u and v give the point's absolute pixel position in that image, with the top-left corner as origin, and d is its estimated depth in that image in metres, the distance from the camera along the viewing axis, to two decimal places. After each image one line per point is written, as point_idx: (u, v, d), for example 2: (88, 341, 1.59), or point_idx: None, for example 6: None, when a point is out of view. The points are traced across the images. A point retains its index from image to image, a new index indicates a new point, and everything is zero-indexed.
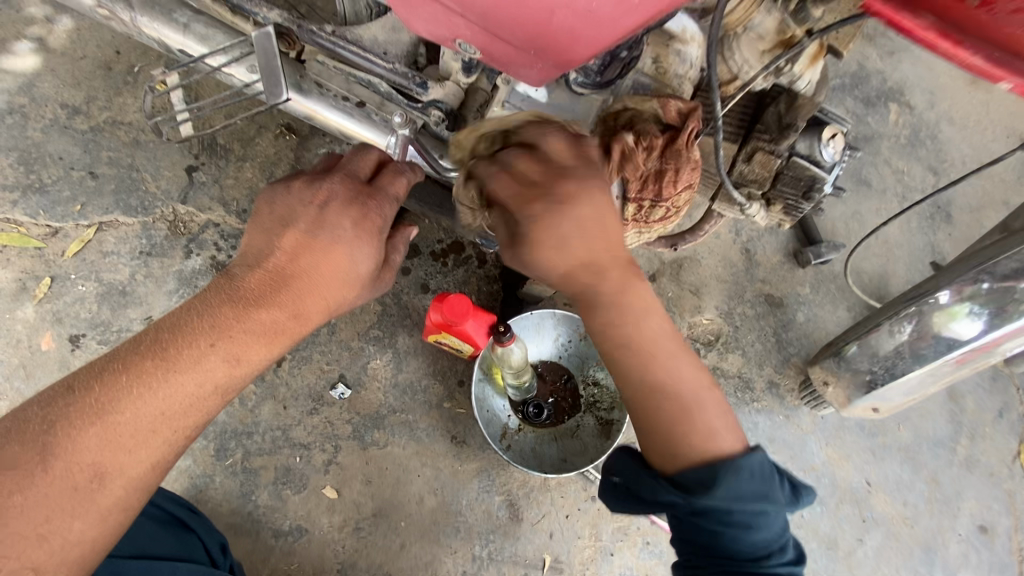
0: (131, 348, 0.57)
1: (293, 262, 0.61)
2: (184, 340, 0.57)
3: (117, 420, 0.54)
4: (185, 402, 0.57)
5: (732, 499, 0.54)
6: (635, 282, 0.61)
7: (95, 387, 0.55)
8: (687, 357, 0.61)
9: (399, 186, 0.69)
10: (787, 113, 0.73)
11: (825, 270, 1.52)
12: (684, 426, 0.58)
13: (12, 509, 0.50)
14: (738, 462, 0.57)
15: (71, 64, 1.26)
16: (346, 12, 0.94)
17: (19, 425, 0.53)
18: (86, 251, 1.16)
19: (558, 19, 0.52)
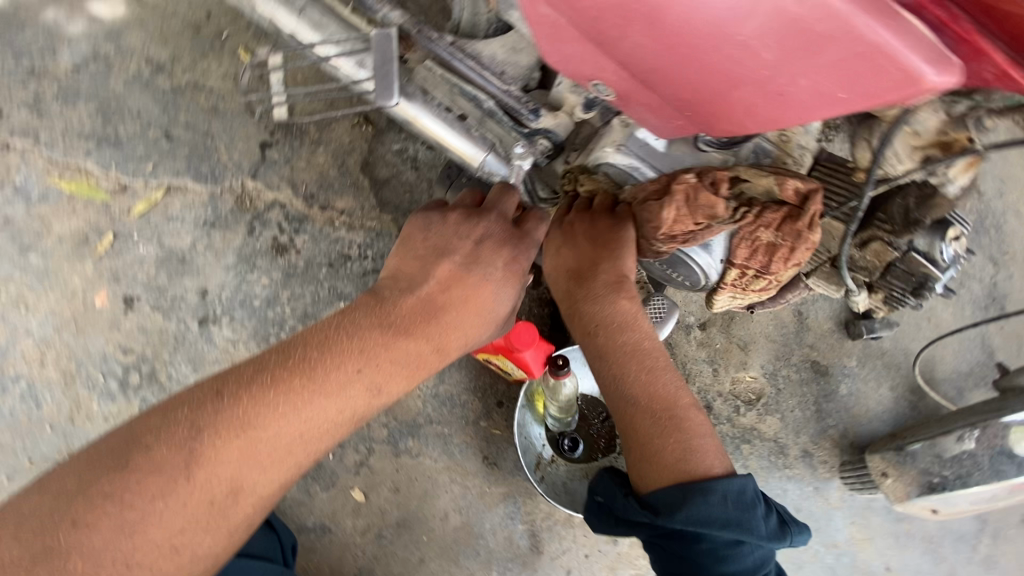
0: (279, 363, 0.61)
1: (439, 294, 0.68)
2: (332, 361, 0.62)
3: (259, 437, 0.58)
4: (320, 426, 0.61)
5: (700, 520, 0.62)
6: (622, 302, 0.74)
7: (246, 395, 0.59)
8: (668, 372, 0.72)
9: (535, 233, 0.75)
10: (916, 209, 0.70)
11: (875, 345, 1.49)
12: (662, 445, 0.66)
13: (157, 512, 0.54)
14: (712, 486, 0.63)
15: (161, 19, 1.23)
16: (462, 21, 0.92)
17: (171, 422, 0.57)
18: (152, 213, 1.15)
19: (741, 93, 0.50)
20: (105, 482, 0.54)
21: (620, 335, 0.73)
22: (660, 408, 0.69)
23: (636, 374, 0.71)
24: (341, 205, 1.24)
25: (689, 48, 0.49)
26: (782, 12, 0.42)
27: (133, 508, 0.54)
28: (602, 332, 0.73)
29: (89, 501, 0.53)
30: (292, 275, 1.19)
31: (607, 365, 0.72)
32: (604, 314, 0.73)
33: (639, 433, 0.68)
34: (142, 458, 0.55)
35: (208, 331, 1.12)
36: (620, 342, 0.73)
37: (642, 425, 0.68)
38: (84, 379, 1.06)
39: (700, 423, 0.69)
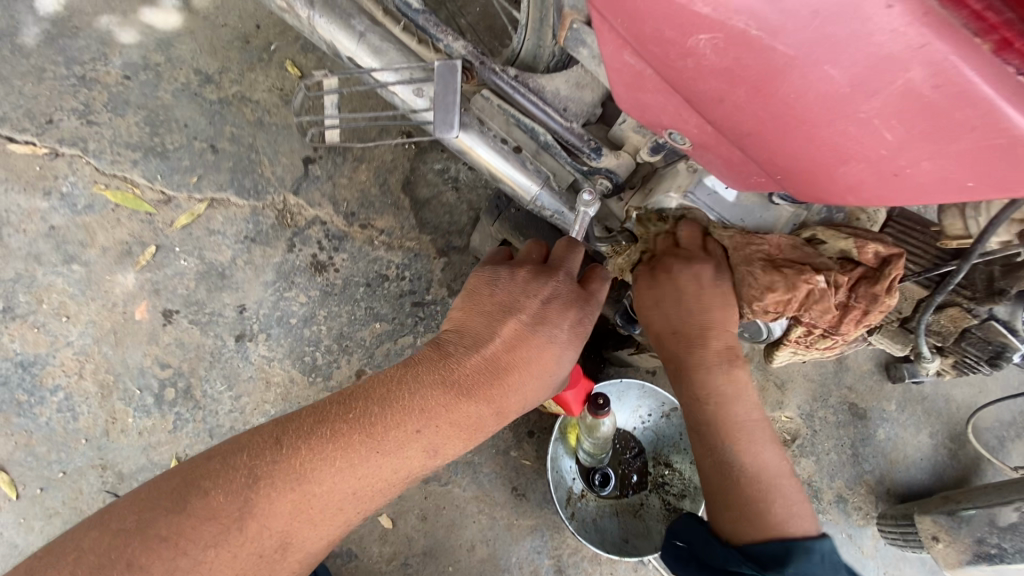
0: (340, 416, 0.58)
1: (504, 355, 0.63)
2: (393, 419, 0.59)
3: (313, 492, 0.56)
4: (373, 485, 0.58)
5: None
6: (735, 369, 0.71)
7: (302, 448, 0.56)
8: (773, 446, 0.71)
9: (601, 296, 0.69)
10: (1000, 278, 0.68)
11: (915, 389, 1.45)
12: (765, 508, 0.66)
13: (207, 562, 0.52)
14: (813, 545, 0.63)
15: (212, 30, 1.23)
16: (524, 51, 0.89)
17: (231, 466, 0.55)
18: (194, 226, 1.14)
19: (844, 170, 0.48)
20: (162, 525, 0.52)
21: (725, 405, 0.70)
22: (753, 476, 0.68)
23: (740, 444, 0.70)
24: (381, 223, 1.23)
25: (797, 117, 0.46)
26: (915, 92, 0.39)
27: (186, 557, 0.52)
28: (713, 402, 0.71)
29: (145, 544, 0.51)
30: (330, 294, 1.17)
31: (713, 434, 0.71)
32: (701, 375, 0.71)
33: (743, 492, 0.67)
34: (201, 502, 0.53)
35: (244, 347, 1.11)
36: (718, 408, 0.71)
37: (744, 486, 0.67)
38: (121, 392, 1.05)
39: (799, 495, 0.68)
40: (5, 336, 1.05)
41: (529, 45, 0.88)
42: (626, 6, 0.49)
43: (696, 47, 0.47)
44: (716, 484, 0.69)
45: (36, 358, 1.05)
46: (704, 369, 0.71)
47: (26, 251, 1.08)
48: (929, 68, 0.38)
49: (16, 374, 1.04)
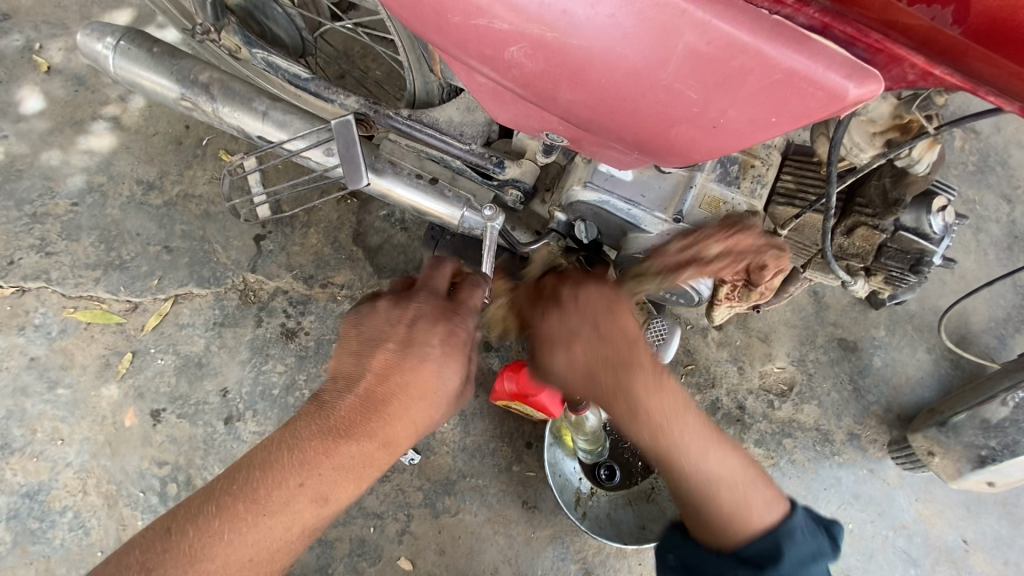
0: (225, 490, 0.64)
1: (380, 384, 0.68)
2: (275, 480, 0.64)
3: (209, 568, 0.60)
4: (269, 543, 0.63)
5: (798, 564, 0.61)
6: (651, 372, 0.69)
7: (192, 527, 0.62)
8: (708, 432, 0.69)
9: (470, 302, 0.75)
10: (893, 189, 0.70)
11: (901, 309, 1.44)
12: (733, 510, 0.64)
13: None
14: (792, 525, 0.64)
15: (145, 140, 1.31)
16: (417, 91, 0.94)
17: (124, 566, 0.60)
18: (163, 325, 1.19)
19: (677, 131, 0.51)
20: None
21: (652, 404, 0.68)
22: (711, 476, 0.66)
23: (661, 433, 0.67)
24: (340, 279, 1.28)
25: (618, 96, 0.50)
26: (696, 52, 0.43)
27: None
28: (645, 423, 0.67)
29: None
30: (305, 357, 1.22)
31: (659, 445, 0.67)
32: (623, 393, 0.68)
33: (711, 496, 0.65)
34: None
35: (234, 429, 1.15)
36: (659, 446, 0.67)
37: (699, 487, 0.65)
38: (125, 499, 1.09)
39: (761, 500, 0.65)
40: (8, 472, 1.10)
41: (419, 84, 0.93)
42: (448, 36, 0.54)
43: (514, 58, 0.51)
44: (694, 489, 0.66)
45: (41, 484, 1.09)
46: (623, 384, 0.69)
47: (13, 387, 1.14)
48: (698, 29, 0.42)
49: (24, 504, 1.08)
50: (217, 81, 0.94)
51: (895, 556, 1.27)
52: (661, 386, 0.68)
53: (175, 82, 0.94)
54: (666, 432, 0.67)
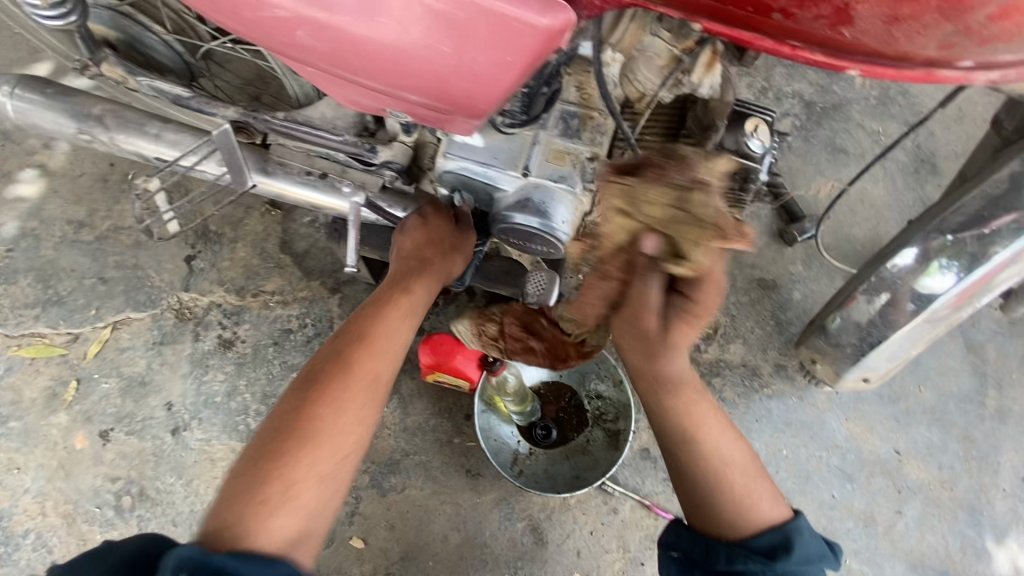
0: (336, 354, 0.82)
1: (421, 255, 0.93)
2: (367, 332, 0.84)
3: (340, 392, 0.77)
4: (373, 369, 0.81)
5: (805, 556, 0.71)
6: (688, 374, 0.79)
7: (321, 378, 0.78)
8: (727, 432, 0.79)
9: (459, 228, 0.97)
10: (706, 116, 0.77)
11: (815, 243, 1.51)
12: (750, 498, 0.75)
13: (289, 481, 0.69)
14: (799, 524, 0.74)
15: (73, 181, 1.38)
16: (298, 94, 1.02)
17: (279, 426, 0.74)
18: (105, 351, 1.26)
19: (452, 83, 0.57)
20: (256, 481, 0.69)
21: (697, 404, 0.78)
22: (730, 464, 0.77)
23: (692, 423, 0.77)
24: (271, 286, 1.35)
25: (395, 61, 0.57)
26: (427, 7, 0.49)
27: (292, 477, 0.70)
28: (688, 405, 0.77)
29: (250, 493, 0.68)
30: (244, 363, 1.28)
31: (689, 439, 0.76)
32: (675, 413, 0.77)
33: (729, 495, 0.75)
34: (265, 456, 0.71)
35: (181, 438, 1.21)
36: (696, 422, 0.77)
37: (713, 490, 0.75)
38: (83, 515, 1.14)
39: (766, 478, 0.79)
40: None
41: (297, 88, 1.01)
42: (251, 29, 0.60)
43: (305, 40, 0.58)
44: (708, 489, 0.76)
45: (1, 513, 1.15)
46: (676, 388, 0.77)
47: None
48: None
49: None
50: (110, 112, 1.01)
51: (831, 474, 1.32)
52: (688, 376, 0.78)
53: (71, 118, 1.01)
54: (721, 447, 0.77)
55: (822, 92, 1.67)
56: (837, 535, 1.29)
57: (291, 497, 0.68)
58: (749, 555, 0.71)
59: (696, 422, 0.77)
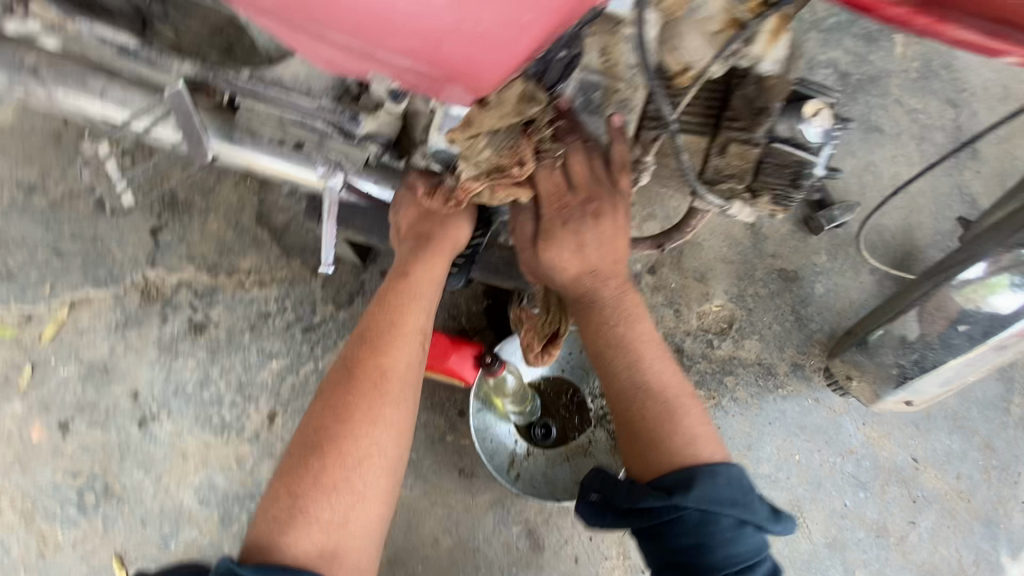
0: (353, 355, 0.78)
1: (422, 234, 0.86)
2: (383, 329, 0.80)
3: (360, 395, 0.75)
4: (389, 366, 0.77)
5: (711, 499, 0.63)
6: (628, 288, 0.77)
7: (341, 383, 0.76)
8: (667, 361, 0.75)
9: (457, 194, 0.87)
10: (758, 97, 0.63)
11: (842, 232, 1.39)
12: (671, 430, 0.69)
13: (323, 493, 0.69)
14: (717, 467, 0.66)
15: (19, 139, 1.22)
16: (266, 48, 0.86)
17: (308, 436, 0.74)
18: (62, 333, 1.14)
19: (447, 49, 0.43)
20: (287, 494, 0.70)
21: (634, 324, 0.75)
22: (657, 388, 0.72)
23: (621, 336, 0.75)
24: (247, 265, 1.22)
25: (372, 19, 0.42)
26: None
27: (319, 487, 0.70)
28: (622, 322, 0.75)
29: (282, 503, 0.69)
30: (217, 350, 1.17)
31: (621, 349, 0.74)
32: (604, 329, 0.75)
33: (644, 421, 0.70)
34: (297, 470, 0.71)
35: (149, 431, 1.11)
36: (629, 327, 0.75)
37: (627, 408, 0.72)
38: (43, 513, 1.05)
39: (702, 416, 0.72)
40: None
41: (265, 40, 0.84)
42: None
43: None
44: (622, 416, 0.73)
45: None
46: (609, 302, 0.76)
47: None
48: None
49: None
50: (44, 63, 0.86)
51: (844, 482, 1.25)
52: (630, 292, 0.77)
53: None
54: (648, 370, 0.73)
55: (860, 62, 1.50)
56: (846, 544, 1.23)
57: (309, 513, 0.68)
58: (646, 489, 0.65)
59: (630, 333, 0.75)
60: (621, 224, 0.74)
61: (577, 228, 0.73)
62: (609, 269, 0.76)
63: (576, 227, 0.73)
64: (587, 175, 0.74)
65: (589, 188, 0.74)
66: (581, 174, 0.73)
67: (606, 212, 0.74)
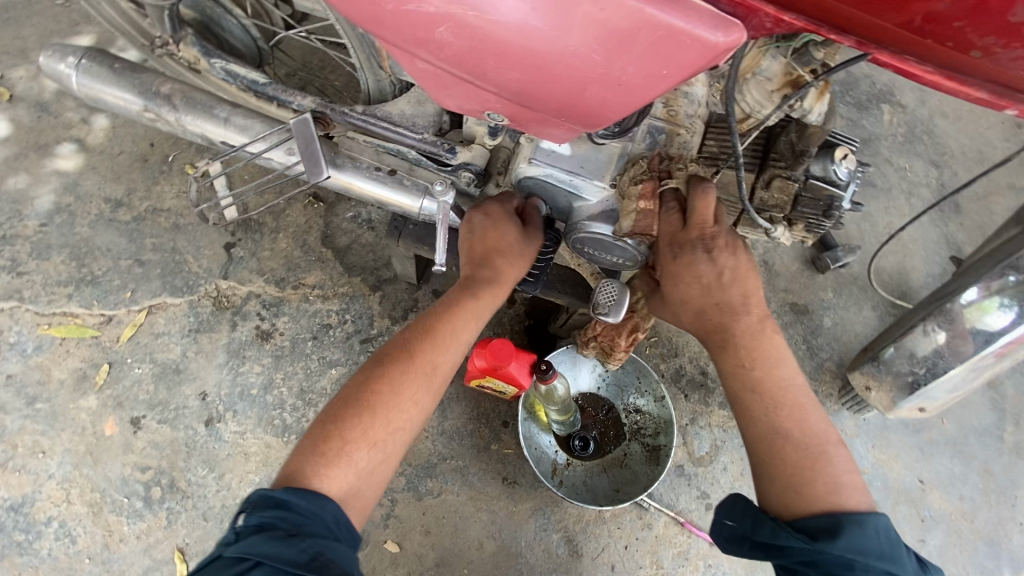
0: (413, 325, 0.81)
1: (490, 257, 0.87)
2: (450, 309, 0.82)
3: (413, 364, 0.77)
4: (445, 346, 0.80)
5: (859, 549, 0.64)
6: (770, 328, 0.79)
7: (400, 344, 0.78)
8: (814, 410, 0.76)
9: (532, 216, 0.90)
10: (799, 142, 0.78)
11: (845, 272, 1.55)
12: (814, 477, 0.70)
13: (355, 447, 0.69)
14: (865, 519, 0.67)
15: (111, 159, 1.34)
16: (370, 88, 1.01)
17: (356, 388, 0.74)
18: (139, 335, 1.22)
19: (590, 92, 0.58)
20: (324, 436, 0.69)
21: (771, 369, 0.77)
22: (807, 442, 0.73)
23: (764, 383, 0.76)
24: (312, 280, 1.32)
25: (536, 66, 0.57)
26: (593, 19, 0.50)
27: (350, 441, 0.69)
28: (758, 365, 0.76)
29: (317, 442, 0.69)
30: (281, 356, 1.25)
31: (762, 399, 0.76)
32: (740, 373, 0.77)
33: (784, 465, 0.72)
34: (339, 413, 0.72)
35: (215, 430, 1.18)
36: (767, 372, 0.76)
37: (765, 451, 0.74)
38: (110, 504, 1.11)
39: (848, 463, 0.73)
40: None
41: (372, 83, 1.00)
42: (382, 22, 0.59)
43: (442, 37, 0.58)
44: (759, 456, 0.74)
45: (24, 498, 1.11)
46: (747, 345, 0.77)
47: None
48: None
49: (8, 518, 1.09)
50: (178, 92, 0.99)
51: None
52: (769, 331, 0.78)
53: (138, 95, 0.99)
54: (786, 415, 0.75)
55: (854, 126, 1.71)
56: None
57: (344, 456, 0.68)
58: (791, 529, 0.67)
59: (774, 379, 0.76)
60: (741, 261, 0.78)
61: (693, 260, 0.77)
62: (741, 305, 0.78)
63: (690, 258, 0.77)
64: (705, 216, 0.78)
65: (704, 225, 0.78)
66: (703, 209, 0.77)
67: (723, 251, 0.78)
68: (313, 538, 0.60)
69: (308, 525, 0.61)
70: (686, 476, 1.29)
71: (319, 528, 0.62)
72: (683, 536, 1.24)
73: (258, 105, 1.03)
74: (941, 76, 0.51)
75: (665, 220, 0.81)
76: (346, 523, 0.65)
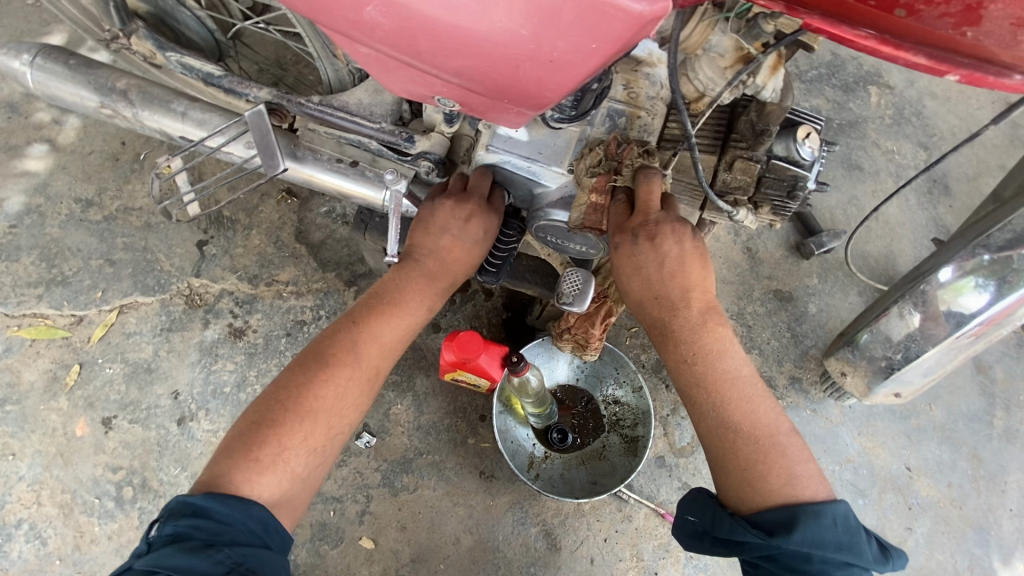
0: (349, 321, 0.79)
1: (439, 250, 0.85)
2: (391, 306, 0.81)
3: (350, 364, 0.76)
4: (382, 345, 0.80)
5: (813, 542, 0.63)
6: (714, 318, 0.76)
7: (336, 343, 0.76)
8: (765, 400, 0.73)
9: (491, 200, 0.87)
10: (759, 121, 0.75)
11: (831, 258, 1.52)
12: (767, 471, 0.68)
13: (288, 451, 0.69)
14: (822, 509, 0.65)
15: (81, 159, 1.33)
16: (330, 79, 1.00)
17: (290, 390, 0.72)
18: (110, 335, 1.21)
19: (524, 70, 0.56)
20: (256, 441, 0.67)
21: (715, 362, 0.74)
22: (759, 435, 0.71)
23: (711, 376, 0.74)
24: (285, 276, 1.31)
25: (467, 45, 0.55)
26: None
27: (283, 446, 0.69)
28: (703, 360, 0.74)
29: (247, 447, 0.67)
30: (255, 354, 1.24)
31: (709, 393, 0.73)
32: (686, 368, 0.75)
33: (737, 461, 0.70)
34: (270, 417, 0.69)
35: (187, 429, 1.17)
36: (712, 364, 0.74)
37: (718, 448, 0.72)
38: (81, 506, 1.10)
39: (802, 452, 0.71)
40: None
41: (331, 72, 0.98)
42: (313, 4, 0.57)
43: (372, 17, 0.56)
44: (713, 452, 0.72)
45: None
46: (690, 339, 0.75)
47: None
48: None
49: None
50: (135, 87, 0.98)
51: (844, 489, 1.32)
52: (712, 323, 0.76)
53: (93, 91, 0.97)
54: (736, 409, 0.72)
55: (839, 108, 1.68)
56: None
57: (278, 460, 0.68)
58: (747, 526, 0.66)
59: (720, 371, 0.74)
60: (685, 247, 0.76)
61: (632, 250, 0.76)
62: (681, 297, 0.76)
63: (630, 249, 0.76)
64: (649, 204, 0.77)
65: (647, 214, 0.77)
66: (647, 198, 0.77)
67: (666, 237, 0.75)
68: (232, 548, 0.60)
69: (228, 534, 0.61)
70: (666, 467, 1.28)
71: (242, 536, 0.61)
72: (664, 528, 1.22)
73: (219, 99, 1.03)
74: (878, 40, 0.48)
75: (613, 207, 0.81)
76: (275, 528, 0.65)
